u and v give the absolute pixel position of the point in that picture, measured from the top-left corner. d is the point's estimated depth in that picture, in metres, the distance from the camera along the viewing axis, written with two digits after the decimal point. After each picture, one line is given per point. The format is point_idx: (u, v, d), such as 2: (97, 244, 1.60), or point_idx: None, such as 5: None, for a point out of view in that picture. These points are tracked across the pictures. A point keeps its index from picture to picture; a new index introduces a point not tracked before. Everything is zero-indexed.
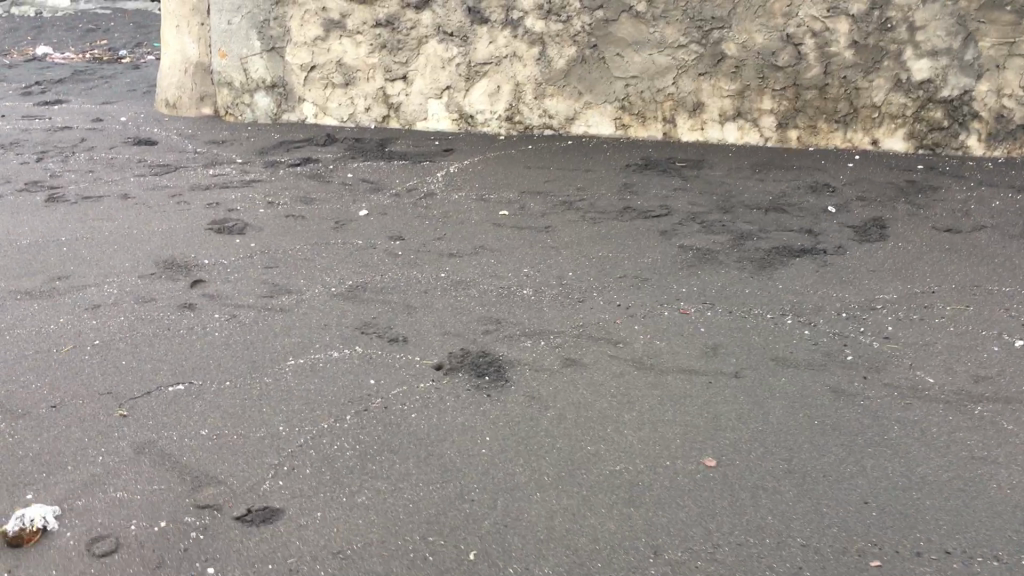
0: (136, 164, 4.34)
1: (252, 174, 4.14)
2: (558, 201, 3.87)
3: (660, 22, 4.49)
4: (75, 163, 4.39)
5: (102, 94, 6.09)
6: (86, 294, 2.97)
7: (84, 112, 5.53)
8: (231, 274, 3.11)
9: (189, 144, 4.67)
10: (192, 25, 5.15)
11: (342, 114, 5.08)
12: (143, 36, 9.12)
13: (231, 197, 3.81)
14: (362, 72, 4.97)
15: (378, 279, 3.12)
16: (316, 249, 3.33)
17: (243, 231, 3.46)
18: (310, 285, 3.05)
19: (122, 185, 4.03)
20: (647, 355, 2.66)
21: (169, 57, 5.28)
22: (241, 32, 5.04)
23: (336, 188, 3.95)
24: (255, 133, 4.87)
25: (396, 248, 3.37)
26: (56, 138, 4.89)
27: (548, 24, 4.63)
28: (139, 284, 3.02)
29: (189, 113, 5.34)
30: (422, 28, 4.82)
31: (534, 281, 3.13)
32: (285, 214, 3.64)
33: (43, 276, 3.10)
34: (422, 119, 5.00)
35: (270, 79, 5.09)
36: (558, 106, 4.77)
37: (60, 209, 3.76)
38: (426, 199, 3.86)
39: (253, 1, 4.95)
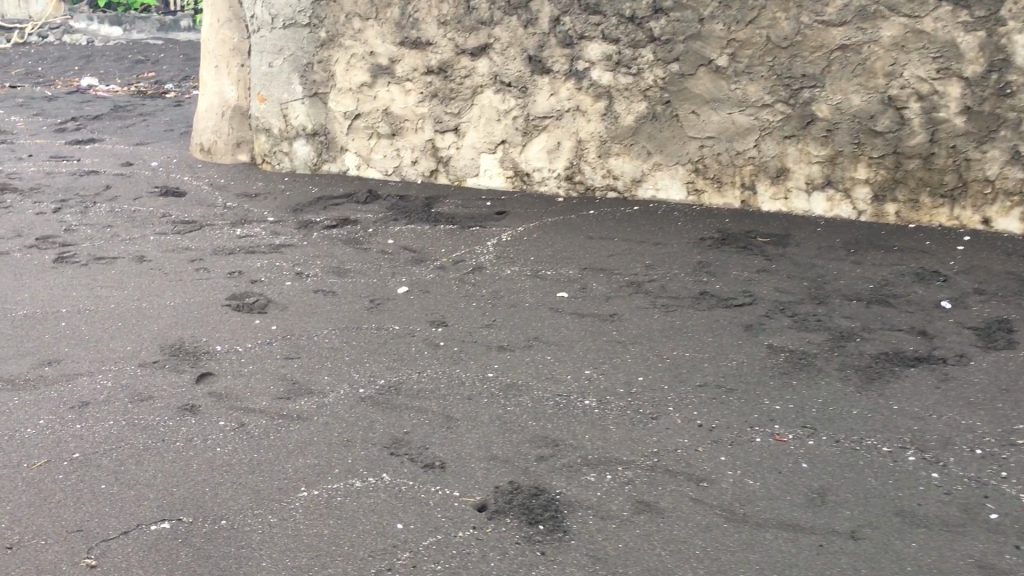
0: (158, 219, 3.95)
1: (282, 236, 3.72)
2: (624, 282, 3.40)
3: (743, 78, 4.02)
4: (94, 214, 4.02)
5: (137, 133, 5.75)
6: (75, 387, 2.54)
7: (115, 153, 5.19)
8: (245, 367, 2.67)
9: (219, 196, 4.29)
10: (231, 66, 4.81)
11: (386, 167, 4.66)
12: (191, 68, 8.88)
13: (255, 265, 3.39)
14: (410, 122, 4.56)
15: (415, 378, 2.67)
16: (346, 337, 2.88)
17: (265, 310, 3.03)
18: (335, 384, 2.60)
19: (139, 244, 3.64)
20: (736, 502, 2.16)
21: (207, 100, 4.94)
22: (282, 75, 4.66)
23: (374, 257, 3.52)
24: (292, 185, 4.48)
25: (437, 337, 2.92)
26: (80, 183, 4.53)
27: (616, 76, 4.19)
28: (138, 376, 2.60)
29: (224, 160, 4.96)
30: (477, 77, 4.40)
31: (596, 389, 2.66)
32: (314, 288, 3.21)
33: (33, 360, 2.69)
34: (473, 176, 4.55)
35: (311, 126, 4.70)
36: (624, 166, 4.31)
37: (67, 273, 3.36)
38: (475, 274, 3.42)
39: (297, 42, 4.58)
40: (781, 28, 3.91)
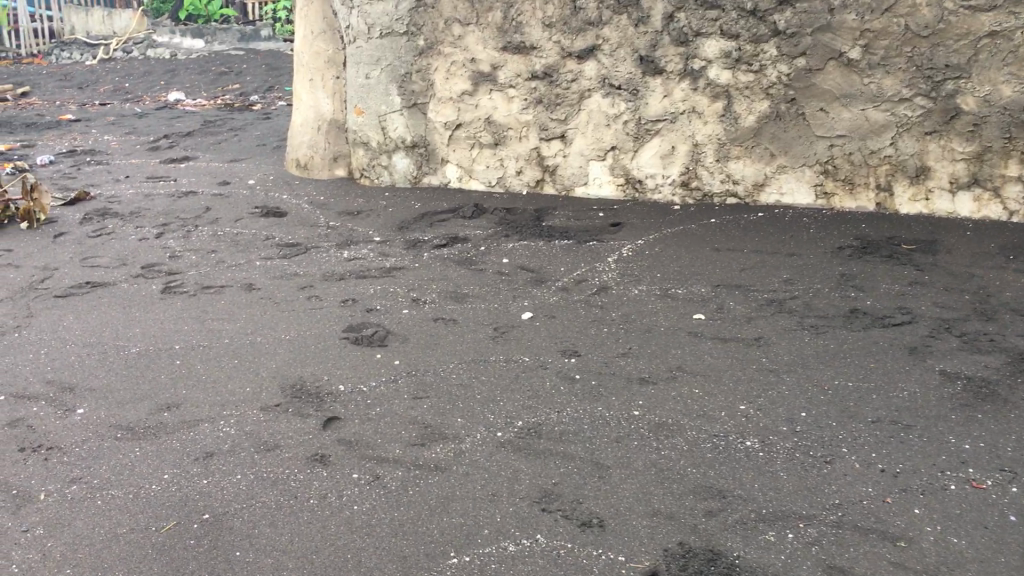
0: (263, 242, 3.81)
1: (392, 258, 3.54)
2: (763, 300, 3.13)
3: (878, 71, 3.70)
4: (197, 239, 3.90)
5: (230, 150, 5.66)
6: (196, 434, 2.37)
7: (210, 172, 5.09)
8: (372, 410, 2.48)
9: (320, 215, 4.13)
10: (327, 78, 4.67)
11: (489, 178, 4.46)
12: (274, 78, 8.80)
13: (369, 292, 3.22)
14: (513, 130, 4.34)
15: (555, 419, 2.45)
16: (473, 372, 2.68)
17: (385, 343, 2.85)
18: (470, 428, 2.40)
19: (246, 271, 3.49)
20: (942, 566, 1.88)
21: (302, 114, 4.80)
22: (380, 87, 4.49)
23: (492, 280, 3.32)
24: (394, 201, 4.30)
25: (572, 370, 2.70)
26: (179, 205, 4.43)
27: (736, 74, 3.92)
28: (262, 421, 2.42)
29: (320, 175, 4.82)
30: (585, 81, 4.16)
31: (756, 428, 2.40)
32: (433, 317, 3.02)
33: (150, 404, 2.54)
34: (582, 185, 4.32)
35: (410, 138, 4.52)
36: (745, 170, 4.03)
37: (176, 305, 3.23)
38: (600, 294, 3.19)
39: (395, 51, 4.40)
40: (921, 16, 3.57)
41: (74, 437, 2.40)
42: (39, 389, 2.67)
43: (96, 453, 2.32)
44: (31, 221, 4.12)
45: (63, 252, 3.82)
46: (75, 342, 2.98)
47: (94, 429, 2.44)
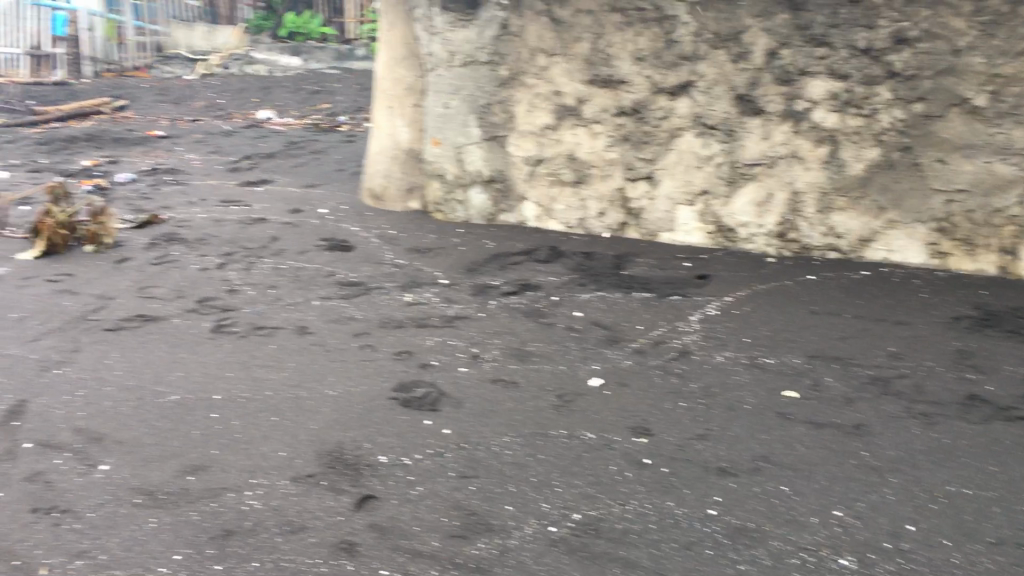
0: (324, 279, 3.61)
1: (456, 305, 3.30)
2: (865, 378, 2.76)
3: (1007, 120, 3.31)
4: (258, 272, 3.73)
5: (309, 174, 5.49)
6: (219, 507, 2.17)
7: (284, 197, 4.93)
8: (412, 489, 2.23)
9: (387, 252, 3.91)
10: (405, 106, 4.42)
11: (569, 219, 4.16)
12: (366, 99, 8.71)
13: (426, 344, 2.97)
14: (597, 168, 4.06)
15: (618, 513, 2.14)
16: (530, 448, 2.40)
17: (436, 406, 2.60)
18: (520, 520, 2.12)
19: (302, 312, 3.29)
20: None
21: (378, 142, 4.55)
22: (459, 117, 4.23)
23: (561, 336, 3.03)
24: (466, 239, 4.06)
25: (641, 453, 2.39)
26: (247, 233, 4.27)
27: (844, 118, 3.55)
28: (291, 496, 2.20)
29: (395, 207, 4.55)
30: (676, 119, 3.86)
31: (853, 542, 2.04)
32: (492, 378, 2.76)
33: (177, 465, 2.36)
34: (667, 231, 3.99)
35: (488, 172, 4.24)
36: (850, 223, 3.64)
37: (224, 347, 3.04)
38: (680, 361, 2.87)
39: (477, 81, 4.15)
40: None
41: (90, 499, 2.22)
42: (66, 438, 2.50)
43: (109, 522, 2.13)
44: (96, 245, 4.03)
45: (122, 280, 3.70)
46: (114, 384, 2.81)
47: (113, 491, 2.25)
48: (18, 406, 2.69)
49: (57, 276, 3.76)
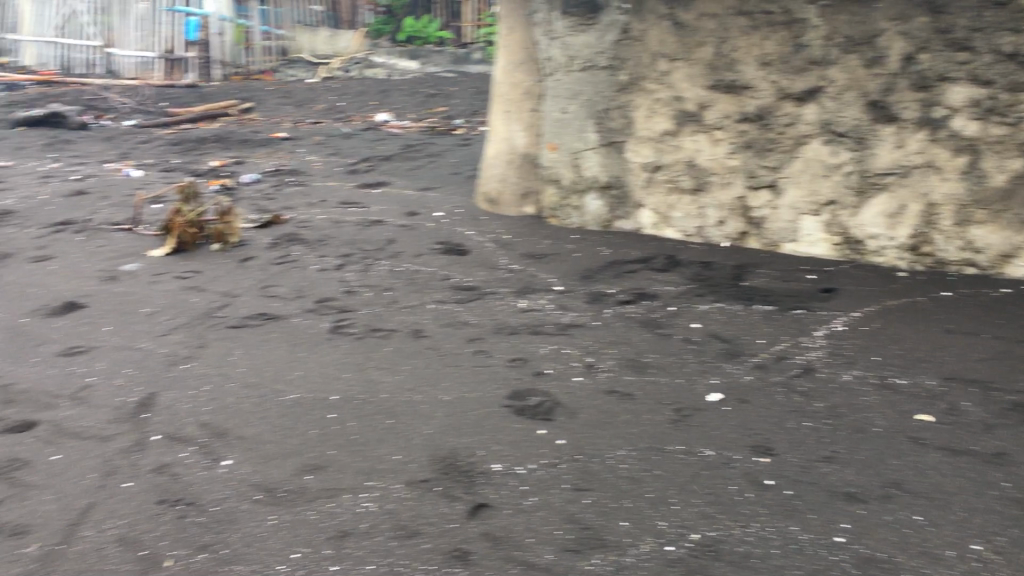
0: (439, 283, 3.61)
1: (571, 313, 3.25)
2: (1006, 403, 2.59)
3: None
4: (374, 273, 3.76)
5: (426, 174, 5.44)
6: (335, 508, 2.20)
7: (401, 197, 4.92)
8: (526, 499, 2.20)
9: (502, 256, 3.90)
10: (522, 110, 4.42)
11: (686, 227, 4.07)
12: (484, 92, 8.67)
13: (541, 351, 2.94)
14: (717, 175, 3.95)
15: (738, 536, 2.06)
16: (646, 463, 2.34)
17: (550, 415, 2.57)
18: (635, 537, 2.06)
19: (417, 315, 3.30)
20: None
21: (493, 145, 4.54)
22: (576, 123, 4.19)
23: (679, 348, 2.96)
24: (581, 245, 4.01)
25: (763, 474, 2.30)
26: (365, 234, 4.29)
27: (986, 126, 3.36)
28: (405, 500, 2.21)
29: (509, 212, 4.52)
30: (802, 126, 3.72)
31: None
32: (608, 389, 2.71)
33: (295, 463, 2.41)
34: (790, 241, 3.85)
35: (604, 178, 4.19)
36: (990, 237, 3.44)
37: (341, 348, 3.08)
38: (804, 378, 2.76)
39: (595, 86, 4.11)
40: None
41: (213, 494, 2.30)
42: (192, 432, 2.61)
43: (231, 517, 2.20)
44: (223, 243, 4.17)
45: (245, 278, 3.80)
46: (237, 381, 2.91)
47: (235, 486, 2.33)
48: (148, 399, 2.82)
49: (185, 273, 3.89)
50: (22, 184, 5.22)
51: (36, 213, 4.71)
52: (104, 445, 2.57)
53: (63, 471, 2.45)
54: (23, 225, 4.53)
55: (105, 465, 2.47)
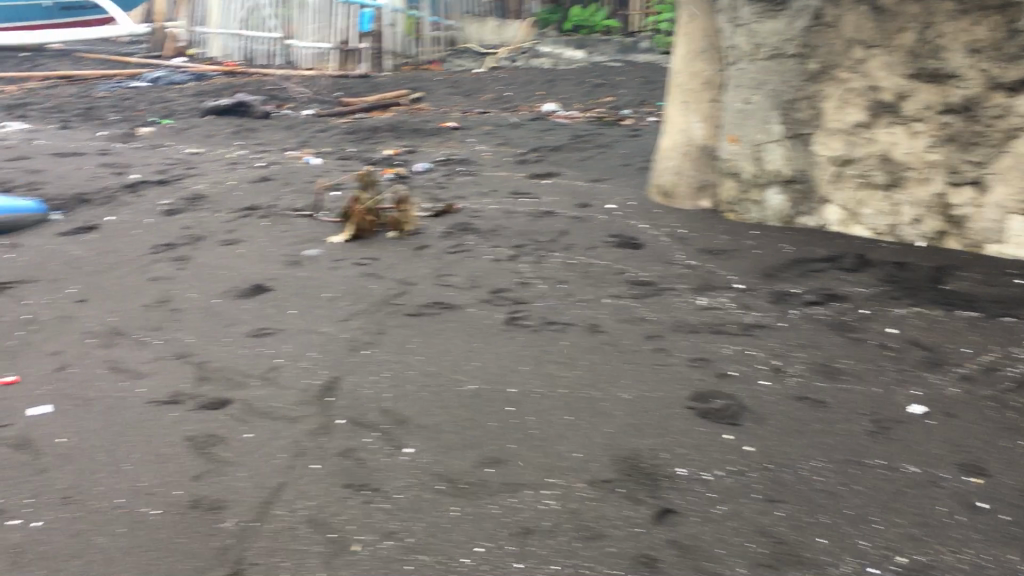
0: (614, 277, 3.54)
1: (755, 313, 3.11)
2: None
3: None
4: (548, 266, 3.73)
5: (596, 165, 5.37)
6: (517, 503, 2.18)
7: (571, 188, 4.87)
8: (714, 507, 2.11)
9: (679, 251, 3.78)
10: (701, 101, 4.29)
11: (877, 225, 3.83)
12: (652, 83, 8.51)
13: (725, 352, 2.83)
14: (914, 170, 3.69)
15: (951, 562, 1.90)
16: (843, 477, 2.20)
17: (737, 419, 2.46)
18: (836, 556, 1.93)
19: (593, 310, 3.24)
20: None
21: (669, 137, 4.42)
22: (760, 113, 4.02)
23: (875, 355, 2.78)
24: (762, 241, 3.85)
25: (976, 496, 2.11)
26: (537, 225, 4.27)
27: None
28: (588, 500, 2.16)
29: (684, 205, 4.38)
30: (1015, 118, 3.42)
31: None
32: (798, 395, 2.57)
33: (476, 455, 2.41)
34: (995, 242, 3.56)
35: (788, 172, 3.99)
36: None
37: (517, 340, 3.06)
38: (1018, 393, 2.53)
39: (782, 75, 3.93)
40: None
41: (398, 481, 2.33)
42: (375, 418, 2.66)
43: (416, 506, 2.22)
44: (399, 231, 4.23)
45: (421, 267, 3.85)
46: (416, 369, 2.94)
47: (418, 474, 2.35)
48: (332, 383, 2.89)
49: (364, 259, 3.98)
50: (212, 170, 5.49)
51: (225, 199, 4.93)
52: (292, 426, 2.64)
53: (255, 450, 2.54)
54: (213, 210, 4.75)
55: (293, 446, 2.54)
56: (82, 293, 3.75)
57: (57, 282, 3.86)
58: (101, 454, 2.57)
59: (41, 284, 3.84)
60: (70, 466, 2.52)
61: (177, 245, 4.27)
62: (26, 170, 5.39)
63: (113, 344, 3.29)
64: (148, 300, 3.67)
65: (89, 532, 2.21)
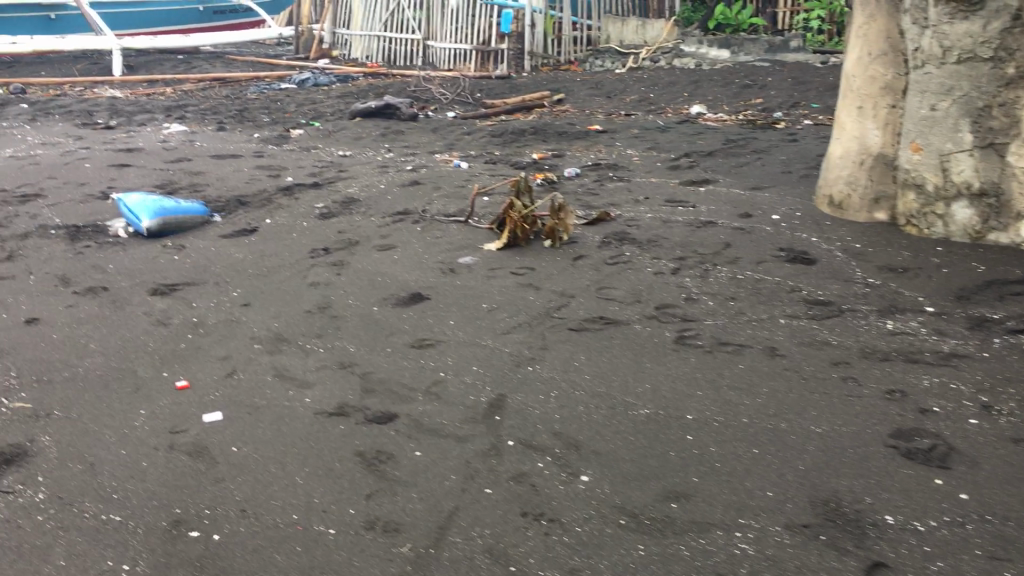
0: (788, 295, 3.34)
1: (952, 341, 2.87)
2: None
3: None
4: (715, 280, 3.55)
5: (754, 171, 5.15)
6: (708, 545, 2.04)
7: (730, 197, 4.65)
8: (932, 564, 1.92)
9: (856, 268, 3.55)
10: (879, 107, 4.03)
11: None
12: (804, 83, 8.14)
13: (923, 384, 2.62)
14: None
15: None
16: None
17: (947, 462, 2.26)
18: None
19: (769, 331, 3.06)
20: None
21: (842, 144, 4.19)
22: (948, 121, 3.73)
23: None
24: (948, 259, 3.57)
25: None
26: (698, 236, 4.09)
27: None
28: (788, 547, 2.00)
29: (856, 217, 4.12)
30: None
31: None
32: (1014, 438, 2.34)
33: (658, 488, 2.28)
34: None
35: (978, 184, 3.70)
36: None
37: (689, 362, 2.91)
38: None
39: (974, 79, 3.65)
40: None
41: (576, 512, 2.22)
42: (547, 441, 2.56)
43: (598, 541, 2.10)
44: (554, 239, 4.10)
45: (580, 278, 3.73)
46: (585, 389, 2.82)
47: (597, 506, 2.24)
48: (499, 400, 2.81)
49: (520, 269, 3.90)
50: (363, 173, 5.52)
51: (378, 203, 4.95)
52: (461, 446, 2.57)
53: (425, 469, 2.48)
54: (366, 214, 4.77)
55: (465, 467, 2.47)
56: (246, 297, 3.80)
57: (221, 285, 3.93)
58: (274, 465, 2.56)
59: (207, 287, 3.91)
60: (244, 477, 2.51)
61: (333, 250, 4.29)
62: (188, 172, 5.56)
63: (278, 351, 3.30)
64: (309, 306, 3.69)
65: (266, 549, 2.19)
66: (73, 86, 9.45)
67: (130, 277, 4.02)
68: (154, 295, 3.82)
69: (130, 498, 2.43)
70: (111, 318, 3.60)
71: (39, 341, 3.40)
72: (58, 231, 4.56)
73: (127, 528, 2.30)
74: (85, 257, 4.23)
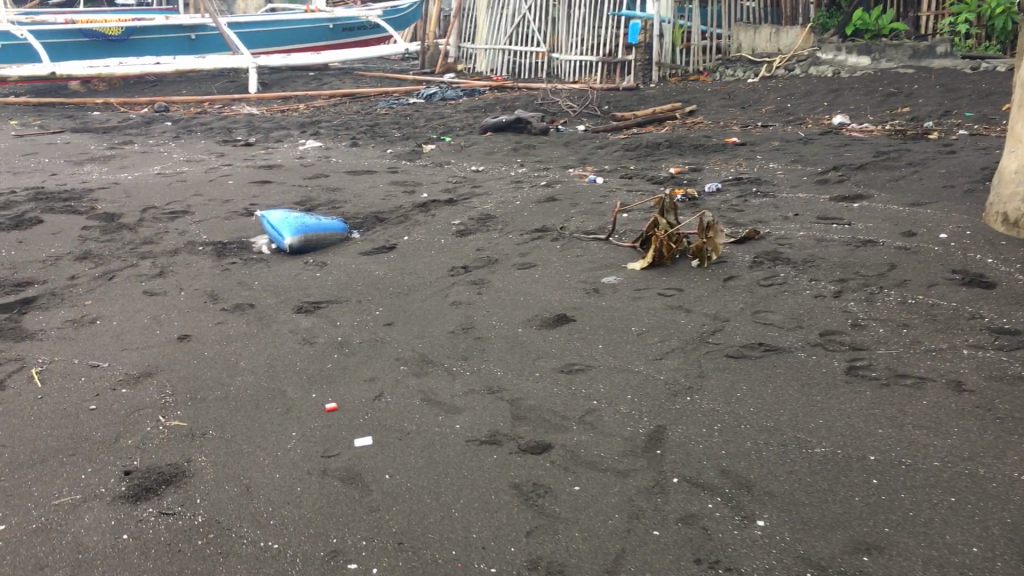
0: (968, 323, 3.09)
1: None
2: None
3: None
4: (883, 305, 3.32)
5: (913, 186, 4.85)
6: None
7: (888, 214, 4.38)
8: None
9: None
10: None
11: None
12: (955, 90, 7.69)
13: None
14: None
15: None
16: None
17: None
18: None
19: (952, 364, 2.82)
20: None
21: (1019, 158, 3.89)
22: None
23: None
24: None
25: None
26: (859, 256, 3.84)
27: None
28: None
29: None
30: None
31: None
32: None
33: (845, 538, 2.09)
34: None
35: None
36: None
37: (865, 396, 2.70)
38: None
39: None
40: None
41: (756, 561, 2.05)
42: (715, 479, 2.39)
43: None
44: (701, 259, 3.93)
45: (734, 300, 3.55)
46: (751, 423, 2.65)
47: (779, 555, 2.07)
48: (658, 433, 2.66)
49: (669, 290, 3.74)
50: (498, 189, 5.46)
51: (515, 219, 4.87)
52: (623, 482, 2.44)
53: (586, 506, 2.35)
54: (504, 231, 4.69)
55: (628, 505, 2.33)
56: (389, 316, 3.76)
57: (364, 303, 3.91)
58: (429, 495, 2.49)
59: (350, 305, 3.90)
60: (398, 506, 2.44)
61: (473, 268, 4.23)
62: (325, 188, 5.61)
63: (425, 372, 3.24)
64: (452, 326, 3.62)
65: None
66: (212, 104, 9.76)
67: (275, 294, 4.05)
68: (300, 313, 3.83)
69: (286, 525, 2.39)
70: (259, 336, 3.62)
71: (192, 358, 3.44)
72: (205, 248, 4.65)
73: (285, 556, 2.26)
74: (232, 274, 4.29)
